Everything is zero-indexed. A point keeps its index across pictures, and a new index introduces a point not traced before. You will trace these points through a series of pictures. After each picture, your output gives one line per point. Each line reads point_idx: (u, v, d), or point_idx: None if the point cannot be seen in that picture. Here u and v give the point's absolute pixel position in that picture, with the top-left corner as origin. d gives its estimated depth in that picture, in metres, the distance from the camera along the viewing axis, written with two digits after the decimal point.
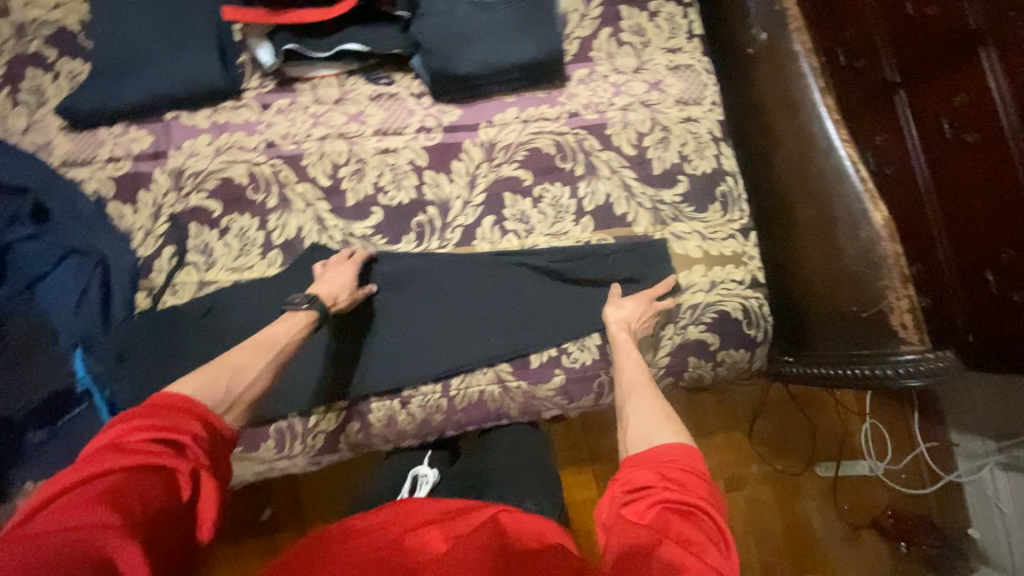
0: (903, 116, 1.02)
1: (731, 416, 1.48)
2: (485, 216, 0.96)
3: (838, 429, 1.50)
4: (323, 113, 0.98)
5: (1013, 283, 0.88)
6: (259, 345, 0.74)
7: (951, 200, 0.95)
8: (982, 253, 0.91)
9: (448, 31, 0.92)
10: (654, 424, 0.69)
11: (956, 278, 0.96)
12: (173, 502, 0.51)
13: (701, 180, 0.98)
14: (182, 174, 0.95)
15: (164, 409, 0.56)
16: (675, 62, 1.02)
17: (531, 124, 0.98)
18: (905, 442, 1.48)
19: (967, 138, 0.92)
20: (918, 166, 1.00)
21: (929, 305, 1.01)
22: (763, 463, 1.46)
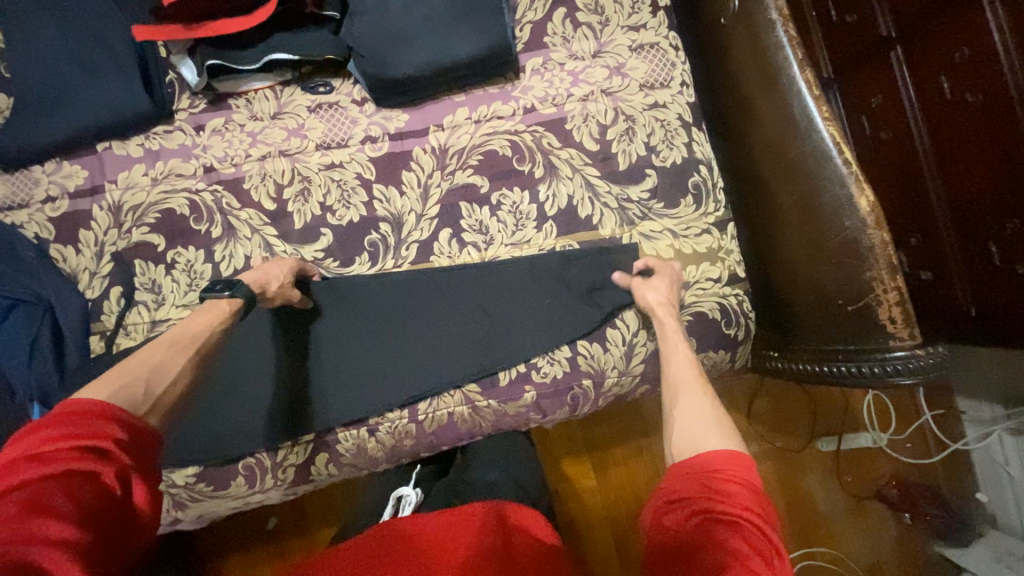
0: (900, 75, 0.94)
1: (729, 397, 1.44)
2: (441, 229, 0.90)
3: (840, 403, 1.46)
4: (261, 130, 0.91)
5: (1015, 253, 0.78)
6: (178, 342, 0.66)
7: (951, 167, 0.86)
8: (985, 224, 0.82)
9: (381, 30, 0.84)
10: (703, 430, 0.62)
11: (959, 253, 0.86)
12: (106, 510, 0.47)
13: (670, 172, 0.91)
14: (121, 210, 0.91)
15: (80, 416, 0.50)
16: (639, 41, 0.92)
17: (484, 125, 0.91)
18: (910, 411, 1.43)
19: (968, 98, 0.82)
20: (916, 134, 0.91)
21: (929, 280, 0.93)
22: (763, 441, 1.43)
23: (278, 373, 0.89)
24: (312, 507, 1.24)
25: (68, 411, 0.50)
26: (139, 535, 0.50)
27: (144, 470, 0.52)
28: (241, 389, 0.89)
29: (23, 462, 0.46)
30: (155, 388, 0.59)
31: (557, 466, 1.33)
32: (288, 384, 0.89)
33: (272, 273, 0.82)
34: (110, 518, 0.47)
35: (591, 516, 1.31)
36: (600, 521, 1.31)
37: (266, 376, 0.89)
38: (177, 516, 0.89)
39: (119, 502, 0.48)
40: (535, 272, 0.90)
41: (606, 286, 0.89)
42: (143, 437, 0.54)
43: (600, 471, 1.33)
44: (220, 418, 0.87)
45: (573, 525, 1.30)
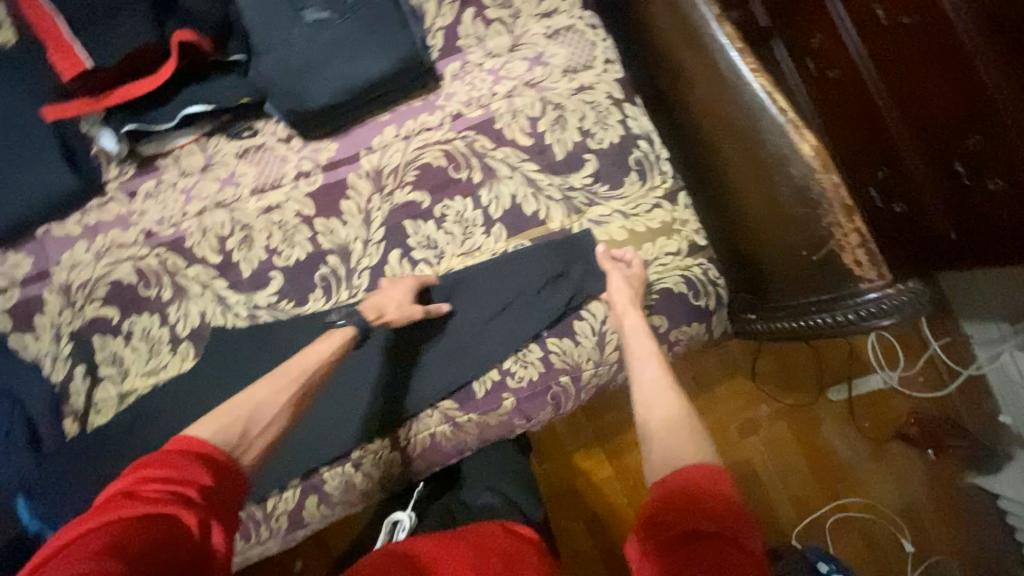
0: (835, 10, 0.91)
1: (732, 363, 1.39)
2: (389, 251, 0.88)
3: (844, 349, 1.40)
4: (193, 185, 0.90)
5: (986, 169, 0.77)
6: (288, 374, 0.69)
7: (904, 92, 0.85)
8: (949, 144, 0.81)
9: (289, 62, 0.83)
10: (672, 432, 0.62)
11: (929, 178, 0.86)
12: (174, 554, 0.46)
13: (609, 153, 0.89)
14: (71, 289, 0.90)
15: (180, 457, 0.53)
16: (553, 26, 0.91)
17: (414, 139, 0.89)
18: (916, 344, 1.37)
19: (904, 21, 0.81)
20: (863, 67, 0.90)
21: (905, 212, 0.92)
22: (773, 401, 1.39)
23: (343, 394, 0.88)
24: (328, 546, 1.23)
25: (168, 450, 0.54)
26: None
27: (225, 510, 0.53)
28: (318, 412, 0.87)
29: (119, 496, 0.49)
30: (255, 427, 0.61)
31: (570, 461, 1.31)
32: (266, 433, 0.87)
33: (389, 299, 0.82)
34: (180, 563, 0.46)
35: (613, 505, 1.29)
36: (624, 508, 1.29)
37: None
38: None
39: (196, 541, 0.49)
40: (491, 278, 0.88)
41: (564, 277, 0.88)
42: (231, 475, 0.56)
43: (613, 459, 1.31)
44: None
45: (595, 518, 1.28)
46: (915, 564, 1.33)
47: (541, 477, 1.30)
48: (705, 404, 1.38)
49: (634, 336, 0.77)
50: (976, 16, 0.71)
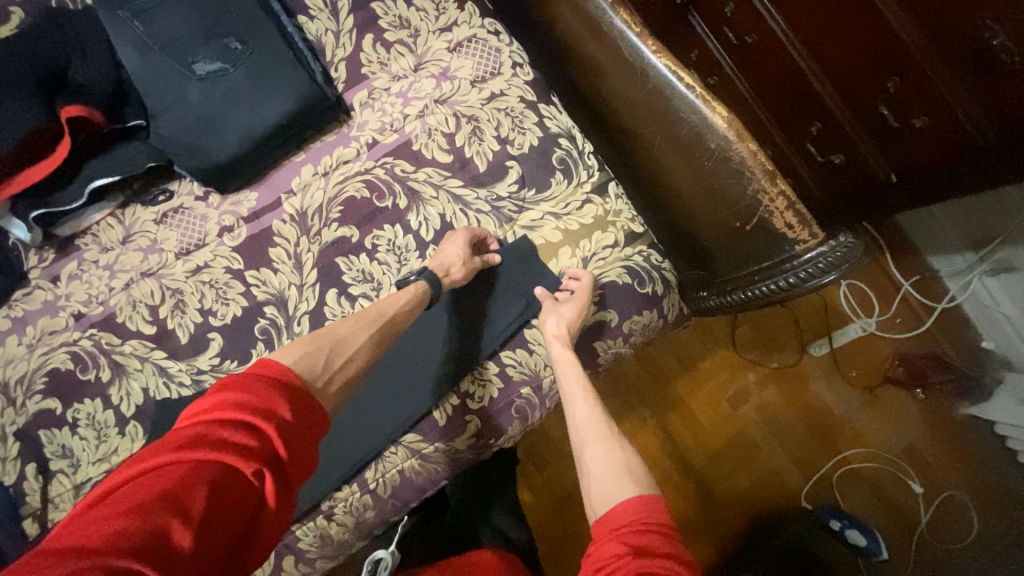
0: None
1: (710, 335, 1.37)
2: (326, 292, 0.87)
3: (817, 303, 1.38)
4: (115, 260, 0.87)
5: (908, 108, 0.78)
6: (366, 316, 0.75)
7: (818, 46, 0.85)
8: (870, 87, 0.81)
9: (187, 120, 0.80)
10: (613, 476, 0.63)
11: (859, 126, 0.87)
12: (237, 496, 0.45)
13: (531, 157, 0.88)
14: (8, 386, 0.87)
15: (262, 390, 0.52)
16: (455, 39, 0.89)
17: (334, 174, 0.88)
18: (887, 286, 1.35)
19: None
20: (777, 25, 0.89)
21: (844, 162, 0.93)
22: (757, 367, 1.36)
23: (392, 384, 0.86)
24: None
25: (246, 378, 0.53)
26: (264, 536, 0.47)
27: (292, 450, 0.51)
28: (366, 403, 0.86)
29: (187, 430, 0.48)
30: (336, 360, 0.66)
31: None
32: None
33: (451, 257, 0.82)
34: (244, 503, 0.45)
35: None
36: None
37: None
38: None
39: (254, 488, 0.46)
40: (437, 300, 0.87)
41: (507, 287, 0.89)
42: (304, 411, 0.54)
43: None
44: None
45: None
46: (927, 505, 1.27)
47: (542, 486, 1.23)
48: (690, 381, 1.36)
49: (565, 368, 0.79)
50: None
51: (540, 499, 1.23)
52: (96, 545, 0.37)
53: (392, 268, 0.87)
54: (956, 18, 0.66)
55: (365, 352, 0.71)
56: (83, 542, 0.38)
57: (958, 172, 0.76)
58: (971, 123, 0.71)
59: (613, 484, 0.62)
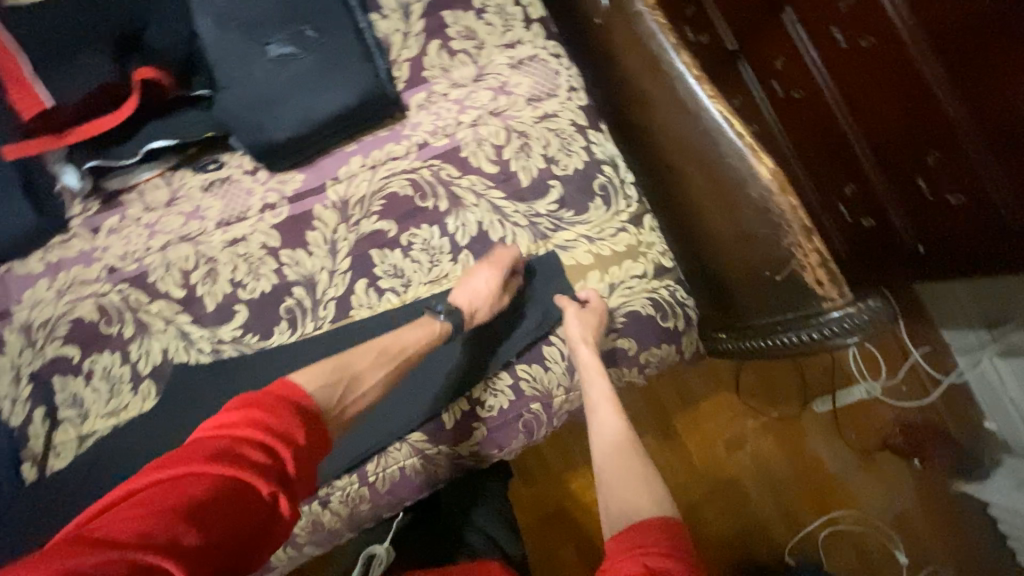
0: (795, 33, 0.93)
1: (715, 377, 1.37)
2: (356, 281, 0.88)
3: (825, 360, 1.38)
4: (157, 220, 0.89)
5: (944, 184, 0.79)
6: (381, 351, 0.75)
7: (863, 113, 0.88)
8: (909, 158, 0.83)
9: (251, 98, 0.82)
10: (635, 494, 0.65)
11: (892, 193, 0.88)
12: (250, 510, 0.46)
13: (574, 179, 0.89)
14: (32, 328, 0.89)
15: (281, 412, 0.54)
16: (517, 56, 0.92)
17: (380, 169, 0.90)
18: (898, 353, 1.35)
19: (863, 43, 0.83)
20: (826, 86, 0.91)
21: (873, 225, 0.95)
22: (757, 415, 1.36)
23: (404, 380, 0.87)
24: None
25: (268, 399, 0.55)
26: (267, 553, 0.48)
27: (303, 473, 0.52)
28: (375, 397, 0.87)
29: (211, 442, 0.49)
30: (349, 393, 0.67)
31: (558, 483, 1.23)
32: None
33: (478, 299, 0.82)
34: (254, 520, 0.46)
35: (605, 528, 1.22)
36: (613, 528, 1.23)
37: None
38: None
39: (266, 504, 0.48)
40: None
41: (532, 300, 0.90)
42: (317, 436, 0.56)
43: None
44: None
45: (587, 543, 1.22)
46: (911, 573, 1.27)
47: (532, 501, 1.23)
48: (689, 419, 1.35)
49: (593, 392, 0.80)
50: (930, 38, 0.73)
51: (527, 514, 1.22)
52: (123, 541, 0.40)
53: (423, 266, 0.89)
54: (1007, 108, 0.67)
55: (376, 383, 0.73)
56: (109, 537, 0.40)
57: (990, 251, 0.77)
58: (1007, 209, 0.72)
59: (630, 514, 0.62)
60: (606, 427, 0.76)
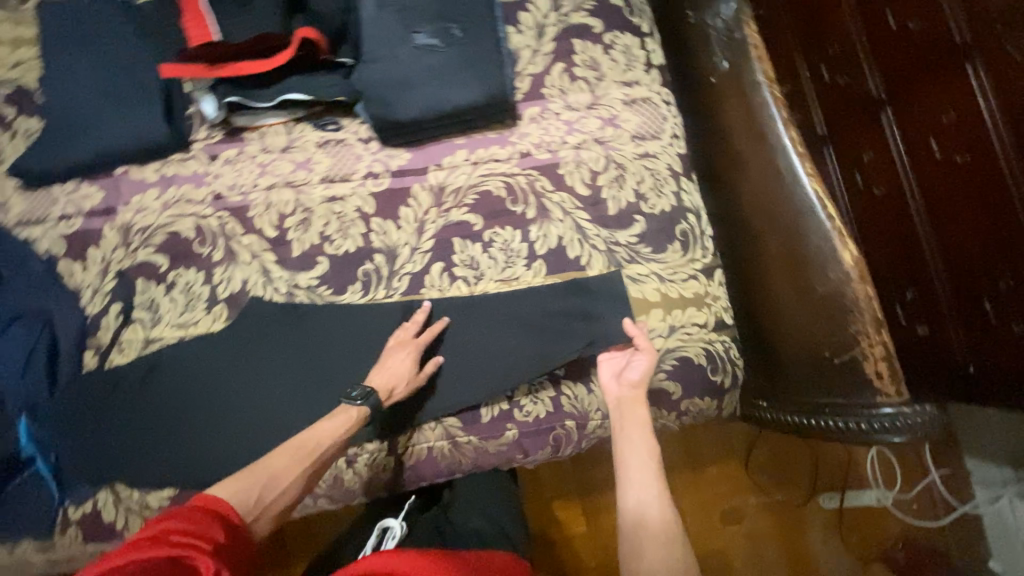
0: (890, 134, 0.96)
1: (729, 444, 1.36)
2: (433, 263, 0.93)
3: (842, 456, 1.36)
4: (269, 162, 0.96)
5: (1013, 312, 0.80)
6: (302, 450, 0.75)
7: (941, 225, 0.89)
8: (980, 280, 0.84)
9: (388, 76, 0.89)
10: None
11: (954, 309, 0.89)
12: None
13: (659, 219, 0.93)
14: (130, 230, 0.94)
15: (198, 514, 0.60)
16: (632, 95, 0.97)
17: (481, 166, 0.95)
18: (915, 468, 1.33)
19: (956, 159, 0.85)
20: (909, 190, 0.94)
21: (926, 334, 0.94)
22: (763, 493, 1.34)
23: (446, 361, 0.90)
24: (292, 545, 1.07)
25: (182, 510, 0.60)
26: None
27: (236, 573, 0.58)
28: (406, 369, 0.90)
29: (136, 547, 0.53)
30: (267, 493, 0.70)
31: (548, 507, 1.24)
32: (257, 393, 0.91)
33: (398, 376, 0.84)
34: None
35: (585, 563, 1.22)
36: (590, 568, 1.22)
37: (229, 378, 0.91)
38: None
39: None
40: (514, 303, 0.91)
41: (587, 322, 0.89)
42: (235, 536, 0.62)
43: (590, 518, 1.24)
44: (198, 426, 0.90)
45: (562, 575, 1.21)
46: None
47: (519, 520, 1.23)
48: (693, 480, 1.34)
49: (633, 450, 0.75)
50: None
51: None
52: None
53: (497, 264, 0.93)
54: None
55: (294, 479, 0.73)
56: None
57: None
58: None
59: None
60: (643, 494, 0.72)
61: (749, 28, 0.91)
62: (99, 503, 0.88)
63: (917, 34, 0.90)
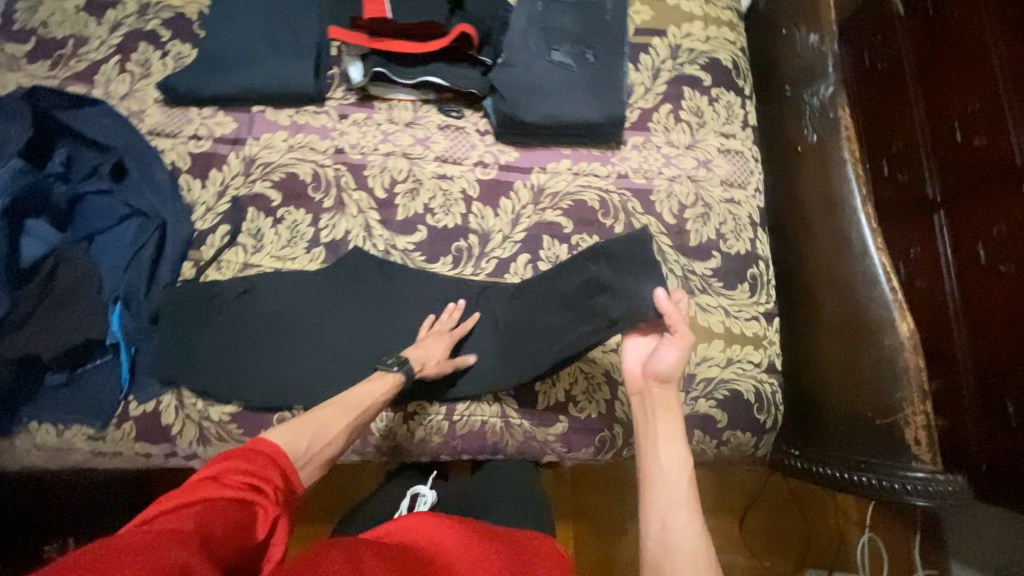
0: (940, 235, 1.00)
1: (726, 497, 1.41)
2: (520, 253, 1.00)
3: (834, 536, 1.38)
4: (392, 132, 1.05)
5: None
6: (348, 403, 0.78)
7: (977, 328, 0.92)
8: (1006, 385, 0.87)
9: (522, 81, 0.99)
10: None
11: (977, 410, 0.93)
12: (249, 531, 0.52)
13: (734, 259, 1.01)
14: (253, 163, 1.02)
15: (259, 456, 0.61)
16: (727, 145, 1.07)
17: (581, 177, 1.04)
18: (902, 565, 1.33)
19: (1000, 268, 0.89)
20: (948, 290, 0.98)
21: (946, 426, 0.99)
22: (752, 555, 1.36)
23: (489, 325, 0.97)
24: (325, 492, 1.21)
25: (245, 452, 0.61)
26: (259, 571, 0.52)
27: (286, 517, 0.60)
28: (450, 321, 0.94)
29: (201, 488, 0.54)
30: (315, 445, 0.70)
31: None
32: (320, 319, 0.95)
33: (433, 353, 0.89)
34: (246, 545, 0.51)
35: None
36: None
37: (290, 300, 0.95)
38: (195, 451, 0.91)
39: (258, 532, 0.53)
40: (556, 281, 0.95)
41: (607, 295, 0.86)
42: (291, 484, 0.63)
43: (578, 542, 1.25)
44: (258, 340, 0.93)
45: None
46: None
47: None
48: None
49: (658, 449, 0.72)
50: None
51: None
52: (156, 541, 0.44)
53: None
54: None
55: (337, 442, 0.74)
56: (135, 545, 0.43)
57: None
58: None
59: None
60: (667, 494, 0.67)
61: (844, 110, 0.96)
62: (161, 405, 0.90)
63: (985, 152, 0.93)
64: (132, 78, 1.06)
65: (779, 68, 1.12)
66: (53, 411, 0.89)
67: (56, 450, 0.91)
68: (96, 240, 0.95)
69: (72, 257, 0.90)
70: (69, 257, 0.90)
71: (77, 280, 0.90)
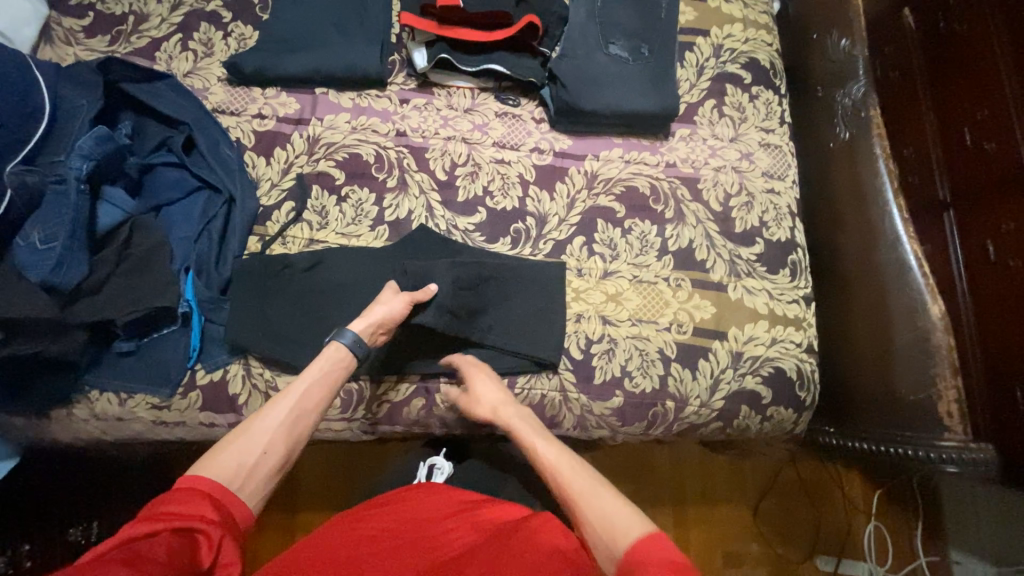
0: (948, 232, 0.92)
1: (742, 485, 1.45)
2: (576, 236, 1.04)
3: (842, 526, 1.41)
4: (451, 117, 1.08)
5: None
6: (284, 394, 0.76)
7: (992, 327, 0.85)
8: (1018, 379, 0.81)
9: (581, 72, 1.05)
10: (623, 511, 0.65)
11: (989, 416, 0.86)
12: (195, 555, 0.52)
13: (775, 245, 1.07)
14: (317, 142, 1.04)
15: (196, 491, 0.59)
16: (767, 140, 1.14)
17: (631, 165, 1.09)
18: (905, 551, 1.36)
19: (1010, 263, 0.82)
20: (959, 288, 0.90)
21: None
22: (765, 544, 1.41)
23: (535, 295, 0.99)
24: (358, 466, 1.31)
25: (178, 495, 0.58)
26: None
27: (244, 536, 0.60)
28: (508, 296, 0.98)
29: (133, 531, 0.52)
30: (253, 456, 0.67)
31: None
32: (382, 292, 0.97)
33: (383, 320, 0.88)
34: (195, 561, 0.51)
35: None
36: None
37: (355, 273, 0.97)
38: None
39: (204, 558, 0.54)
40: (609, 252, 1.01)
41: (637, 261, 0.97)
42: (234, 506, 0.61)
43: None
44: (323, 312, 0.95)
45: None
46: None
47: None
48: (700, 515, 1.42)
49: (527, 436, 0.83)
50: None
51: None
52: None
53: (632, 249, 1.05)
54: None
55: (291, 439, 0.72)
56: None
57: None
58: None
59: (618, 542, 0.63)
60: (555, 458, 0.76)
61: (875, 110, 1.05)
62: (229, 373, 0.92)
63: (994, 154, 0.85)
64: (195, 57, 1.08)
65: (811, 70, 1.19)
66: (119, 378, 0.90)
67: (116, 419, 0.92)
68: (164, 211, 0.99)
69: (142, 228, 0.91)
70: (139, 227, 0.91)
71: (148, 248, 0.90)
